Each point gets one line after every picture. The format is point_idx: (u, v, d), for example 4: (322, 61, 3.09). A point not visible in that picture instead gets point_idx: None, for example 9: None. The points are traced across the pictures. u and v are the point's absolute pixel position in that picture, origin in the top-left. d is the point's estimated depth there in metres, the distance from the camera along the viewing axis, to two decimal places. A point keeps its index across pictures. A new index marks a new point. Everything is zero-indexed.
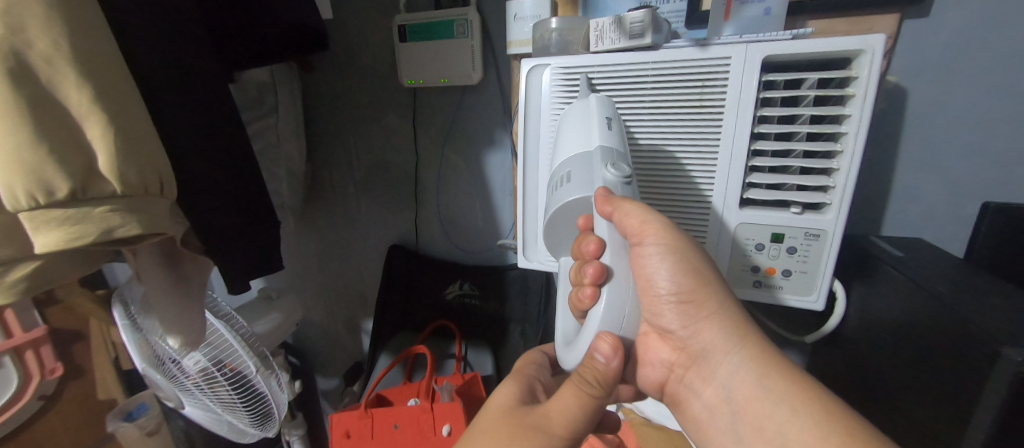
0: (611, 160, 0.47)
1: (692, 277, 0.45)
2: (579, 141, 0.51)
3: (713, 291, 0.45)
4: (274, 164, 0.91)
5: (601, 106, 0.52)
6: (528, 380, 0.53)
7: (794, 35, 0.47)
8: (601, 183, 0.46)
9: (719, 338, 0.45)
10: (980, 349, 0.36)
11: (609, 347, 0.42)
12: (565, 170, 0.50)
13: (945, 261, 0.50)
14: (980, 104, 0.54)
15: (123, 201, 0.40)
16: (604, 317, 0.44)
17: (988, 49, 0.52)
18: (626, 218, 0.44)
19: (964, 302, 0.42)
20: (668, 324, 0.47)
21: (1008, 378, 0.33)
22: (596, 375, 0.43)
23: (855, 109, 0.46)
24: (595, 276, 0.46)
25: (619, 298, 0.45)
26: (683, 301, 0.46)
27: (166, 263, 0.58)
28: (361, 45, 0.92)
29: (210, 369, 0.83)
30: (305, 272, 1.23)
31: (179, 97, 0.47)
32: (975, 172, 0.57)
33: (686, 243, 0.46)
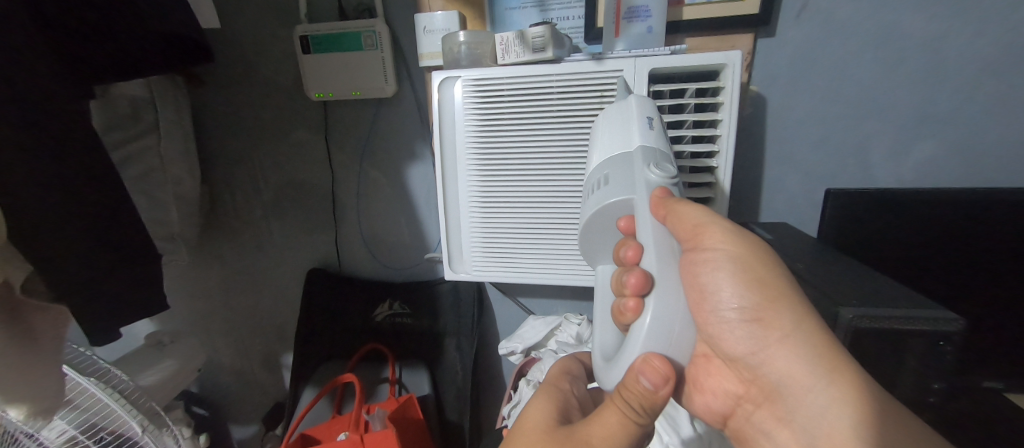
0: (653, 161, 0.45)
1: (759, 291, 0.41)
2: (618, 141, 0.49)
3: (786, 308, 0.41)
4: (159, 190, 0.82)
5: (641, 104, 0.49)
6: (564, 396, 0.49)
7: (673, 50, 0.53)
8: (648, 184, 0.44)
9: (794, 370, 0.41)
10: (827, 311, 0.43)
11: (657, 375, 0.37)
12: (603, 173, 0.48)
13: (804, 241, 0.60)
14: (818, 108, 0.65)
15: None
16: (650, 335, 0.38)
17: (817, 63, 0.63)
18: (681, 222, 0.41)
19: (818, 272, 0.49)
20: (737, 350, 0.44)
21: (848, 330, 0.40)
22: (641, 400, 0.38)
23: (725, 114, 0.53)
24: (635, 286, 0.41)
25: (667, 311, 0.39)
26: (750, 320, 0.42)
27: (3, 319, 0.53)
28: (259, 58, 0.87)
29: (78, 438, 0.73)
30: (206, 308, 1.11)
31: (16, 119, 0.42)
32: (822, 165, 0.68)
33: (759, 255, 0.42)
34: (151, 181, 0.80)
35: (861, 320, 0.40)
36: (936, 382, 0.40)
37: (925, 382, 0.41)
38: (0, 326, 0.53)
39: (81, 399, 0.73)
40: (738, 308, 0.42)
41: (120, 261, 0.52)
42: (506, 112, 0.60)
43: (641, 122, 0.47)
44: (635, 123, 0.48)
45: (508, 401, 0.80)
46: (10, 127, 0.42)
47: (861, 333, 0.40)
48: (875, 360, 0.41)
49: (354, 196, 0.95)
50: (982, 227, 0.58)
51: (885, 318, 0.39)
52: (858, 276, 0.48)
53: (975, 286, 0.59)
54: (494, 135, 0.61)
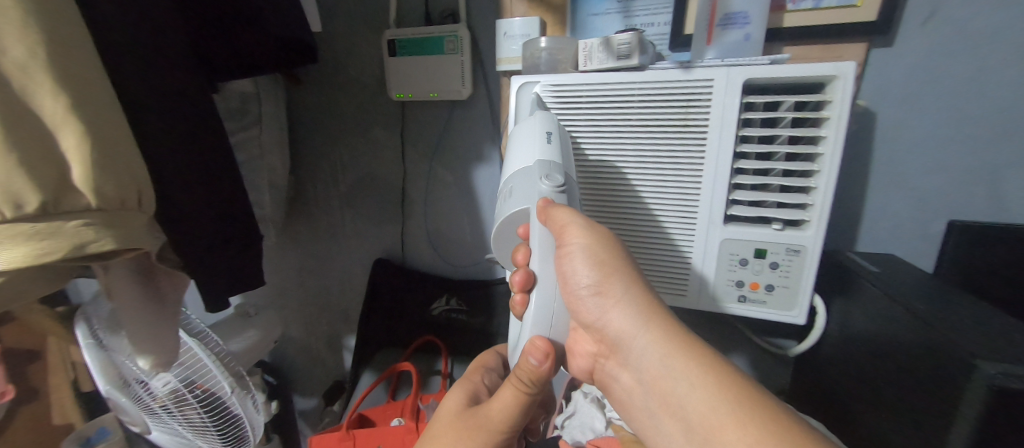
0: (546, 172, 0.47)
1: (601, 267, 0.45)
2: (522, 155, 0.50)
3: (619, 278, 0.45)
4: (257, 176, 0.90)
5: (543, 122, 0.52)
6: (475, 388, 0.56)
7: (773, 59, 0.49)
8: (538, 195, 0.46)
9: (626, 324, 0.45)
10: (954, 363, 0.37)
11: (539, 352, 0.44)
12: (509, 185, 0.49)
13: (918, 277, 0.53)
14: (942, 128, 0.58)
15: (98, 217, 0.41)
16: (536, 322, 0.45)
17: (945, 78, 0.56)
18: (557, 225, 0.44)
19: (936, 314, 0.43)
20: (586, 316, 0.47)
21: (984, 391, 0.34)
22: (530, 375, 0.46)
23: (830, 131, 0.48)
24: (521, 283, 0.46)
25: (546, 303, 0.45)
26: (598, 289, 0.45)
27: (142, 280, 0.60)
28: (349, 59, 0.93)
29: (180, 390, 0.80)
30: (285, 287, 1.20)
31: (161, 110, 0.47)
32: (940, 192, 0.60)
33: (604, 237, 0.46)
34: (251, 167, 0.88)
35: (1006, 378, 0.34)
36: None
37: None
38: (136, 286, 0.59)
39: (188, 356, 0.82)
40: (588, 280, 0.45)
41: (225, 242, 0.57)
42: (582, 118, 0.58)
43: (539, 137, 0.50)
44: (534, 140, 0.50)
45: (561, 412, 0.79)
46: (154, 116, 0.47)
47: (1003, 396, 0.34)
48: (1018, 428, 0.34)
49: (423, 192, 0.98)
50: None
51: None
52: (990, 324, 0.41)
53: None
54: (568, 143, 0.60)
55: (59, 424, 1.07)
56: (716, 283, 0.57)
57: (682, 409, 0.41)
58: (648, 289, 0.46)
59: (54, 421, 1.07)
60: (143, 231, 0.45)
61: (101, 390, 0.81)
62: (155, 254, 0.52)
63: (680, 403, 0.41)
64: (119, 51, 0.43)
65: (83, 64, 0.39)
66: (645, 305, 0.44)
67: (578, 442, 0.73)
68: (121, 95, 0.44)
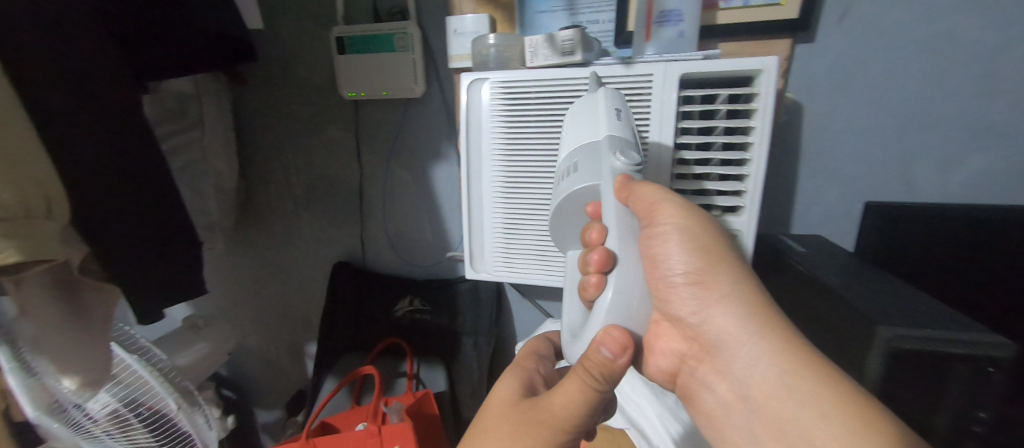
0: (619, 149, 0.46)
1: (703, 257, 0.45)
2: (584, 131, 0.50)
3: (727, 274, 0.45)
4: (201, 181, 0.86)
5: (609, 97, 0.50)
6: (530, 377, 0.52)
7: (706, 55, 0.52)
8: (614, 171, 0.45)
9: (730, 325, 0.44)
10: (859, 329, 0.41)
11: (616, 344, 0.40)
12: (573, 160, 0.49)
13: (842, 256, 0.57)
14: (860, 118, 0.62)
15: (0, 227, 0.41)
16: (611, 309, 0.42)
17: (860, 72, 0.61)
18: (641, 201, 0.44)
19: (853, 288, 0.47)
20: (680, 311, 0.47)
21: (884, 351, 0.38)
22: (601, 369, 0.41)
23: (759, 121, 0.51)
24: (599, 263, 0.44)
25: (626, 286, 0.42)
26: (697, 282, 0.45)
27: (62, 296, 0.56)
28: (296, 57, 0.90)
29: (120, 411, 0.76)
30: (239, 296, 1.15)
31: (74, 103, 0.44)
32: (861, 176, 0.65)
33: (703, 228, 0.46)
34: (194, 172, 0.84)
35: (899, 340, 0.38)
36: (982, 410, 0.38)
37: (971, 410, 0.39)
38: (56, 301, 0.55)
39: (126, 374, 0.77)
40: (687, 272, 0.45)
41: (160, 247, 0.54)
42: (532, 114, 0.59)
43: (608, 112, 0.48)
44: (600, 114, 0.49)
45: None
46: (60, 107, 0.44)
47: (896, 354, 0.38)
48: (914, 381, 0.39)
49: (380, 192, 0.97)
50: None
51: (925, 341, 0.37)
52: (899, 294, 0.46)
53: None
54: (519, 138, 0.61)
55: None
56: None
57: (803, 436, 0.40)
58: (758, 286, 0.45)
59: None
60: (55, 242, 0.45)
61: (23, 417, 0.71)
62: (77, 266, 0.50)
63: (800, 430, 0.40)
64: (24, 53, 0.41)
65: None
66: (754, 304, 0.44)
67: None
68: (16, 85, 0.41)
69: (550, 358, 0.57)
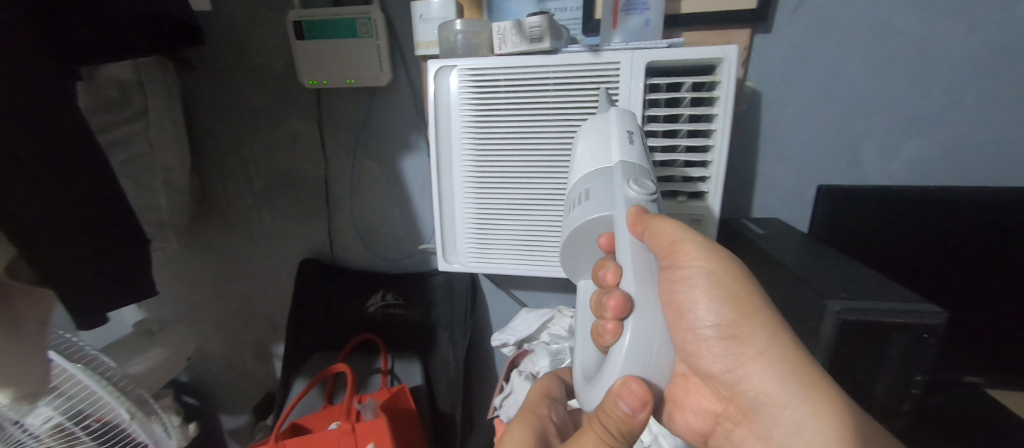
0: (633, 177, 0.45)
1: (735, 309, 0.44)
2: (597, 155, 0.49)
3: (761, 329, 0.43)
4: (148, 176, 0.80)
5: (621, 118, 0.49)
6: (541, 424, 0.51)
7: (670, 44, 0.53)
8: (628, 203, 0.44)
9: (767, 384, 0.44)
10: (810, 303, 0.44)
11: (635, 398, 0.38)
12: (585, 187, 0.48)
13: (796, 237, 0.60)
14: (812, 106, 0.66)
15: None
16: (629, 358, 0.39)
17: (812, 61, 0.64)
18: (658, 238, 0.42)
19: (807, 266, 0.50)
20: (713, 368, 0.46)
21: (834, 323, 0.41)
22: (619, 425, 0.38)
23: (720, 108, 0.53)
24: (614, 307, 0.41)
25: (645, 333, 0.40)
26: (727, 337, 0.44)
27: None
28: (252, 43, 0.85)
29: (65, 425, 0.71)
30: (198, 296, 1.10)
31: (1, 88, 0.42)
32: (814, 162, 0.68)
33: (731, 275, 0.44)
34: (138, 167, 0.78)
35: (848, 312, 0.40)
36: (919, 374, 0.41)
37: (908, 375, 0.42)
38: None
39: (68, 384, 0.71)
40: (715, 326, 0.44)
41: (102, 243, 0.52)
42: (501, 102, 0.59)
43: (620, 135, 0.48)
44: (614, 138, 0.48)
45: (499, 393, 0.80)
46: None
47: (846, 324, 0.41)
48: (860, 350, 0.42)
49: (347, 185, 0.94)
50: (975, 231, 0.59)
51: (871, 312, 0.40)
52: (846, 271, 0.49)
53: (953, 281, 0.61)
54: (489, 128, 0.61)
55: None
56: None
57: None
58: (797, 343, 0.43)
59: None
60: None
61: None
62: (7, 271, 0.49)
63: None
64: None
65: None
66: (793, 362, 0.42)
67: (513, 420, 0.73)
68: None
69: (562, 400, 0.57)
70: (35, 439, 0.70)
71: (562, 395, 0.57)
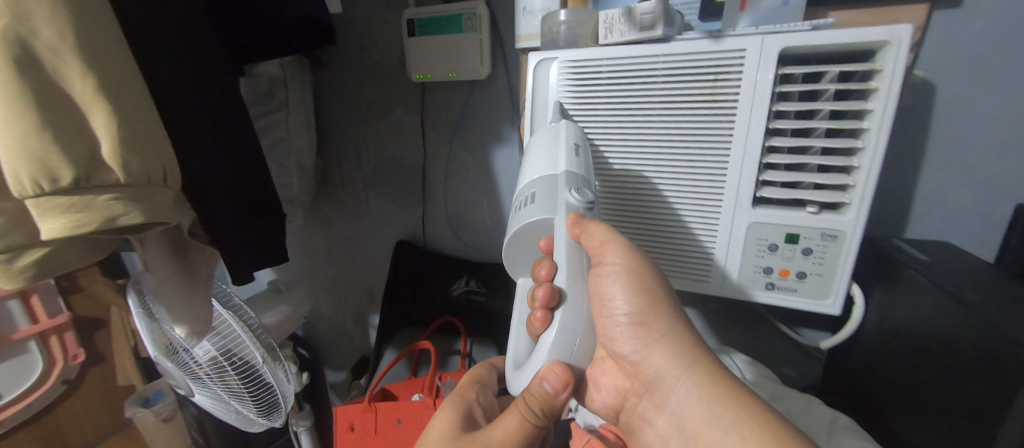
0: (576, 185, 0.47)
1: (645, 299, 0.45)
2: (544, 164, 0.50)
3: (663, 315, 0.45)
4: (285, 158, 0.91)
5: (569, 132, 0.52)
6: (466, 406, 0.54)
7: (815, 25, 0.44)
8: (567, 208, 0.45)
9: (667, 363, 0.45)
10: (1015, 356, 0.34)
11: (557, 380, 0.42)
12: (531, 191, 0.49)
13: (974, 265, 0.48)
14: (1013, 101, 0.51)
15: (127, 191, 0.41)
16: (554, 345, 0.43)
17: (1021, 43, 0.49)
18: (592, 239, 0.45)
19: (992, 306, 0.39)
20: (622, 349, 0.47)
21: None
22: (541, 402, 0.43)
23: (878, 103, 0.43)
24: (544, 299, 0.44)
25: (572, 322, 0.44)
26: (637, 323, 0.45)
27: (175, 251, 0.60)
28: (370, 40, 0.92)
29: (218, 359, 0.81)
30: (314, 266, 1.23)
31: (181, 78, 0.47)
32: (1007, 173, 0.53)
33: (645, 265, 0.46)
34: (279, 150, 0.89)
35: None
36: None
37: None
38: (170, 258, 0.59)
39: (222, 326, 0.82)
40: (626, 313, 0.46)
41: (250, 216, 0.58)
42: (603, 96, 0.55)
43: (566, 148, 0.50)
44: (562, 150, 0.50)
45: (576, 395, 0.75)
46: (171, 88, 0.46)
47: None
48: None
49: (443, 175, 0.97)
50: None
51: None
52: None
53: None
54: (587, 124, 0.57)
55: (124, 384, 1.17)
56: (742, 272, 0.54)
57: None
58: (693, 332, 0.46)
59: (119, 382, 1.17)
60: (171, 208, 0.45)
61: (150, 355, 0.85)
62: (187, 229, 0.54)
63: None
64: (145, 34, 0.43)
65: (95, 31, 0.38)
66: (689, 346, 0.45)
67: (591, 426, 0.66)
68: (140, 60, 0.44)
69: (492, 387, 0.60)
70: (198, 364, 0.82)
71: (492, 381, 0.61)
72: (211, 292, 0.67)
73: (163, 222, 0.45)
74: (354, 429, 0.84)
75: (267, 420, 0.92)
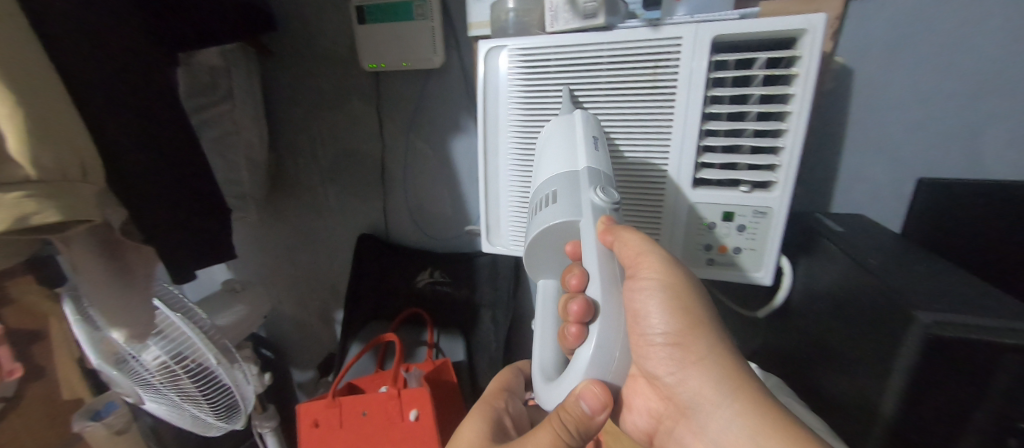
0: (599, 184, 0.47)
1: (682, 318, 0.43)
2: (564, 160, 0.50)
3: (703, 335, 0.43)
4: (233, 153, 0.87)
5: (585, 122, 0.52)
6: (496, 415, 0.55)
7: (743, 14, 0.47)
8: (598, 212, 0.45)
9: (706, 388, 0.42)
10: (898, 311, 0.38)
11: (595, 400, 0.40)
12: (551, 190, 0.49)
13: (885, 235, 0.52)
14: (919, 85, 0.56)
15: (39, 188, 0.38)
16: (591, 363, 0.41)
17: (924, 31, 0.54)
18: (626, 247, 0.43)
19: (890, 271, 0.43)
20: (656, 369, 0.45)
21: (919, 339, 0.35)
22: (578, 423, 0.41)
23: (799, 88, 0.46)
24: (578, 313, 0.44)
25: (609, 339, 0.42)
26: (673, 343, 0.43)
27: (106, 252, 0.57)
28: (318, 27, 0.89)
29: (170, 365, 0.77)
30: (272, 264, 1.20)
31: (99, 66, 0.44)
32: (914, 151, 0.59)
33: (683, 280, 0.44)
34: (226, 143, 0.85)
35: (941, 327, 0.35)
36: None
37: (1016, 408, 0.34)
38: (103, 258, 0.56)
39: (169, 328, 0.77)
40: (663, 332, 0.43)
41: (186, 212, 0.56)
42: (550, 83, 0.56)
43: (586, 140, 0.50)
44: (580, 144, 0.50)
45: None
46: (88, 76, 0.43)
47: (938, 344, 0.35)
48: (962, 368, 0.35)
49: (402, 166, 0.96)
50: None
51: (975, 328, 0.34)
52: (948, 280, 0.41)
53: None
54: (537, 111, 0.58)
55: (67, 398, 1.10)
56: (684, 250, 0.57)
57: None
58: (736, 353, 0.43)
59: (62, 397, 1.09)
60: (92, 204, 0.43)
61: (92, 364, 0.80)
62: (118, 228, 0.52)
63: None
64: (54, 17, 0.40)
65: None
66: (731, 369, 0.42)
67: None
68: (47, 46, 0.40)
69: (519, 394, 0.61)
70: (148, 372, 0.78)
71: (520, 388, 0.62)
72: (152, 292, 0.66)
73: (86, 220, 0.43)
74: (319, 425, 0.84)
75: (227, 422, 0.90)
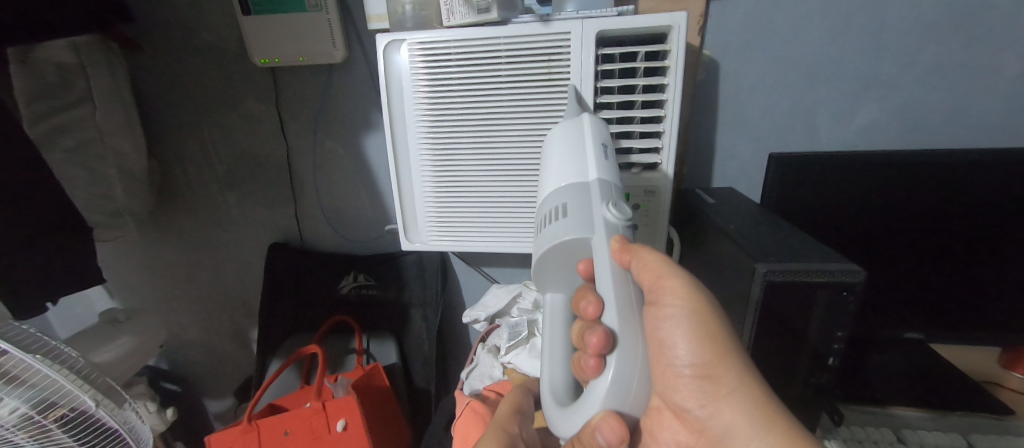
0: (611, 199, 0.43)
1: (709, 348, 0.40)
2: (571, 169, 0.46)
3: (733, 367, 0.39)
4: (99, 163, 0.76)
5: (596, 129, 0.48)
6: (511, 441, 0.51)
7: (620, 12, 0.52)
8: (612, 232, 0.42)
9: (739, 423, 0.39)
10: (745, 271, 0.45)
11: (613, 434, 0.37)
12: (560, 202, 0.45)
13: (749, 204, 0.61)
14: (771, 73, 0.65)
15: None
16: (609, 394, 0.38)
17: (770, 26, 0.63)
18: (645, 267, 0.40)
19: (744, 232, 0.51)
20: (686, 402, 0.42)
21: (761, 285, 0.42)
22: None
23: (672, 78, 0.52)
24: (596, 345, 0.39)
25: (629, 367, 0.39)
26: (701, 375, 0.41)
27: None
28: (198, 19, 0.81)
29: (30, 417, 0.60)
30: (167, 286, 1.07)
31: None
32: (772, 131, 0.68)
33: (712, 305, 0.41)
34: (88, 153, 0.74)
35: (776, 274, 0.42)
36: (838, 330, 0.44)
37: (830, 332, 0.44)
38: None
39: (27, 373, 0.60)
40: (691, 363, 0.41)
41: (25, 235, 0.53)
42: (452, 77, 0.57)
43: (597, 149, 0.46)
44: (591, 152, 0.46)
45: (471, 363, 0.80)
46: None
47: (774, 286, 0.42)
48: (789, 310, 0.44)
49: (311, 166, 0.91)
50: (945, 215, 0.60)
51: (798, 272, 0.41)
52: (792, 236, 0.49)
53: (894, 248, 0.62)
54: (442, 105, 0.59)
55: None
56: None
57: None
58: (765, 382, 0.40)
59: None
60: None
61: None
62: None
63: None
64: None
65: None
66: (762, 401, 0.39)
67: (475, 391, 0.73)
68: None
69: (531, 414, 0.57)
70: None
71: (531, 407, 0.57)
72: None
73: None
74: None
75: None
